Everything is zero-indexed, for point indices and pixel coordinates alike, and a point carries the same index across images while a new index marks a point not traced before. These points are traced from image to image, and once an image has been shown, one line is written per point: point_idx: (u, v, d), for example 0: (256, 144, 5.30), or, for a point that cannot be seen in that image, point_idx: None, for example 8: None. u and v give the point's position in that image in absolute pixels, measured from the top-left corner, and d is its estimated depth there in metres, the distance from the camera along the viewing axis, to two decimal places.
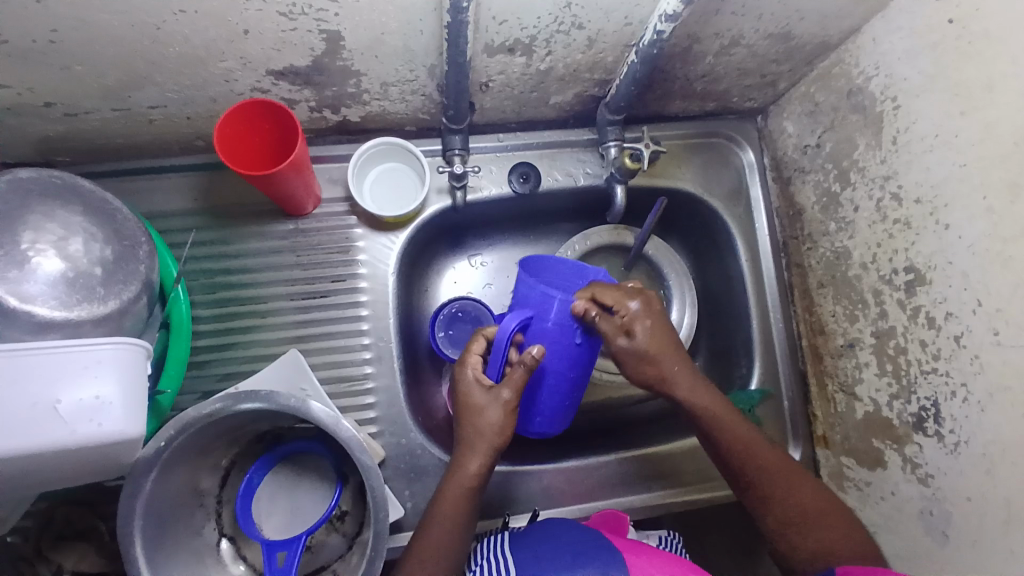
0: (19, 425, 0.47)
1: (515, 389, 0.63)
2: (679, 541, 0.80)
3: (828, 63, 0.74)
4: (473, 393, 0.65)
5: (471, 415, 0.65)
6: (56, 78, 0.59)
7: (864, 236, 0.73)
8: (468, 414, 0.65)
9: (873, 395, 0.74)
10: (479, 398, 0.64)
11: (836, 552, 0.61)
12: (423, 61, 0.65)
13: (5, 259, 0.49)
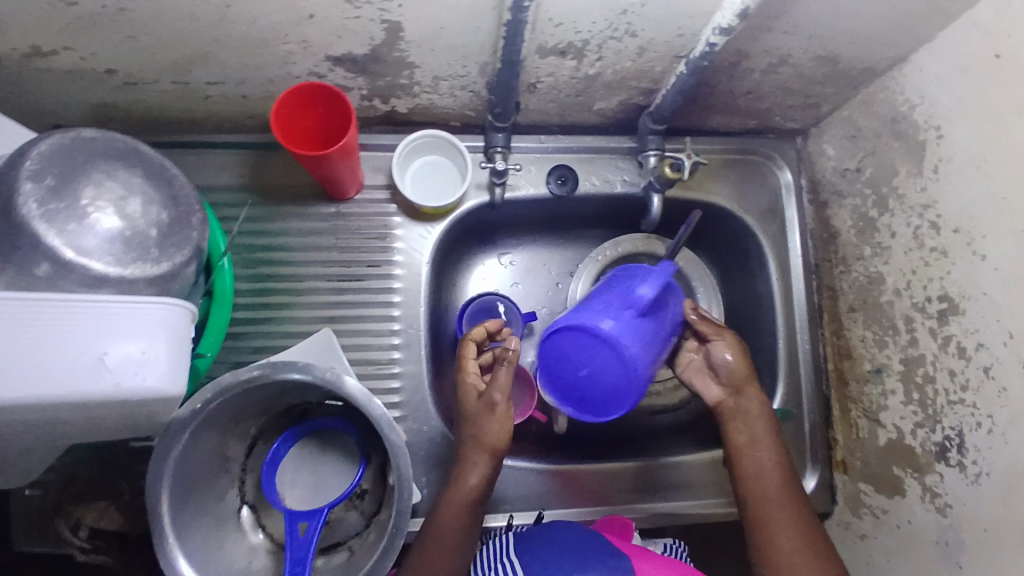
0: (66, 373, 0.48)
1: (504, 390, 0.67)
2: (684, 550, 0.81)
3: (872, 88, 0.75)
4: (466, 402, 0.69)
5: (471, 427, 0.67)
6: (124, 48, 0.62)
7: (898, 262, 0.73)
8: (468, 424, 0.68)
9: (897, 422, 0.73)
10: (469, 407, 0.68)
11: None
12: (476, 57, 0.67)
13: (66, 213, 0.51)
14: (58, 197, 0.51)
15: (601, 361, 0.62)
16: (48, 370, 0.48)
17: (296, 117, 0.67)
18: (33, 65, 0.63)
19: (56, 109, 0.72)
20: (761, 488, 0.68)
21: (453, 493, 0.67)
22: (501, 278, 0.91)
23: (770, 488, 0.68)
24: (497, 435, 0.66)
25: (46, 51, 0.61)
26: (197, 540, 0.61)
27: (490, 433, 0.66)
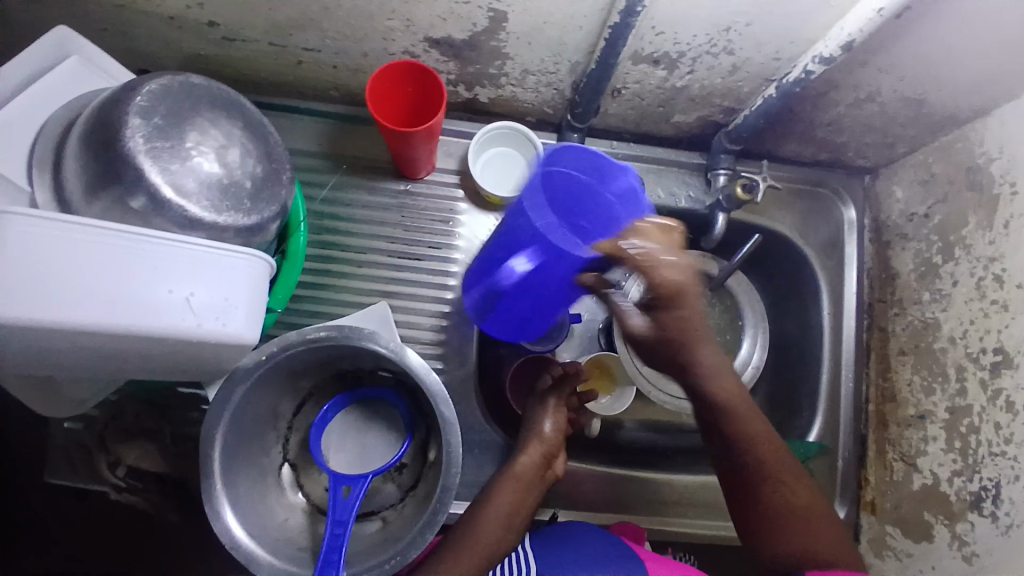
0: (155, 310, 0.50)
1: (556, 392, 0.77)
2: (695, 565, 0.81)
3: (950, 136, 0.75)
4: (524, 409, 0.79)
5: (528, 424, 0.75)
6: (233, 3, 0.63)
7: (958, 310, 0.73)
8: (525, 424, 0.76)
9: (935, 469, 0.73)
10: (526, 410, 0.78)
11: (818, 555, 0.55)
12: (570, 56, 0.68)
13: (170, 153, 0.52)
14: (163, 136, 0.53)
15: (548, 286, 0.60)
16: (136, 304, 0.49)
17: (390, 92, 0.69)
18: (141, 8, 0.65)
19: (150, 54, 0.74)
20: (749, 451, 0.58)
21: (504, 474, 0.70)
22: None
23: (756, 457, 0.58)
24: (550, 429, 0.74)
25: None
26: (241, 488, 0.62)
27: (545, 428, 0.74)
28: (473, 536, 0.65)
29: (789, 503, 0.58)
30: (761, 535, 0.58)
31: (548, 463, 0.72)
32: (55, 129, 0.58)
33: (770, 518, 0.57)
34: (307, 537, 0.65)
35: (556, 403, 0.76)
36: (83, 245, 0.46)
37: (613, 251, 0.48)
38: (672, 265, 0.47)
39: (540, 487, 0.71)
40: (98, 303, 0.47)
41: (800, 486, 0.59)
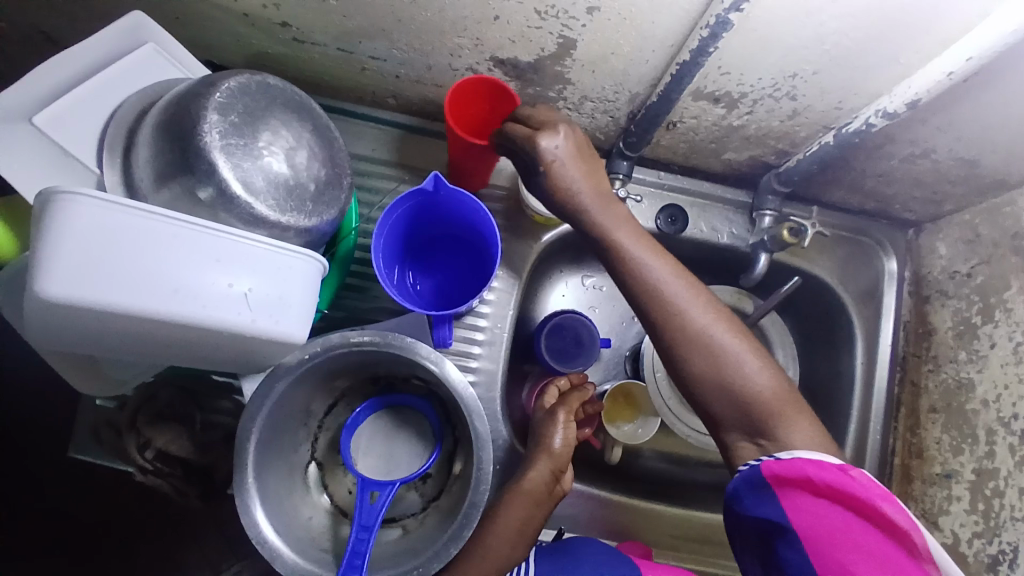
0: (213, 302, 0.50)
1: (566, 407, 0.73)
2: None
3: (1000, 199, 0.75)
4: (535, 417, 0.75)
5: (537, 437, 0.72)
6: (308, 7, 0.65)
7: (993, 373, 0.72)
8: (536, 434, 0.73)
9: (956, 529, 0.73)
10: (538, 420, 0.74)
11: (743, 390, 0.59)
12: (631, 87, 0.69)
13: (243, 150, 0.54)
14: (238, 133, 0.54)
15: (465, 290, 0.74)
16: (196, 295, 0.49)
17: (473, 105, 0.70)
18: (218, 2, 0.67)
19: (220, 46, 0.75)
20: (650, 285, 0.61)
21: (511, 487, 0.68)
22: (580, 297, 0.94)
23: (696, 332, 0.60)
24: (559, 443, 0.70)
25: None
26: (271, 483, 0.63)
27: (555, 442, 0.70)
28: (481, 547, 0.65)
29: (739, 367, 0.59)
30: (725, 415, 0.60)
31: (558, 478, 0.69)
32: (129, 114, 0.59)
33: (729, 395, 0.59)
34: (330, 539, 0.66)
35: (568, 416, 0.72)
36: (150, 234, 0.47)
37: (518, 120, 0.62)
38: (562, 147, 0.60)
39: (549, 501, 0.68)
40: (157, 291, 0.48)
41: (733, 330, 0.61)
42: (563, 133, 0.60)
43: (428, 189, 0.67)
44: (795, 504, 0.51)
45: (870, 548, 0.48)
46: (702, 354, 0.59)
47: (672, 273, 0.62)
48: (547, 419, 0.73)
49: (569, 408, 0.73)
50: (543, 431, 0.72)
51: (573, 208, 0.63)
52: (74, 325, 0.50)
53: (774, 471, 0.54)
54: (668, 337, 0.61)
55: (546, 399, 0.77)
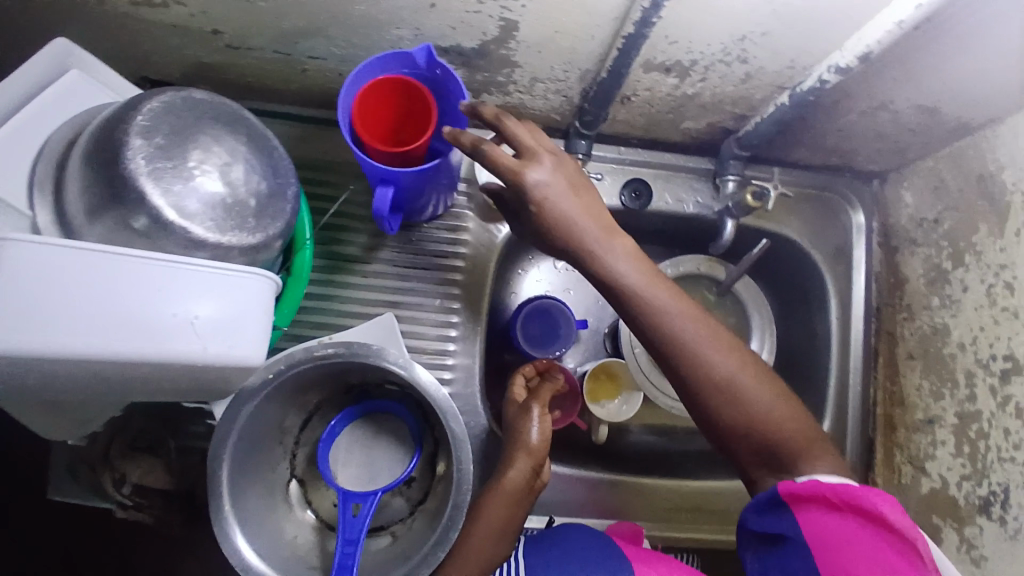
0: (158, 336, 0.48)
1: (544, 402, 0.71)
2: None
3: (963, 143, 0.74)
4: (508, 414, 0.73)
5: (510, 435, 0.70)
6: (238, 12, 0.62)
7: (967, 317, 0.72)
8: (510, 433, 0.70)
9: (943, 473, 0.73)
10: (511, 417, 0.72)
11: (773, 432, 0.58)
12: (580, 64, 0.67)
13: (173, 173, 0.52)
14: (165, 155, 0.52)
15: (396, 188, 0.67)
16: (144, 330, 0.47)
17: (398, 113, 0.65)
18: (143, 15, 0.63)
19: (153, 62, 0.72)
20: (670, 326, 0.59)
21: (492, 485, 0.66)
22: (554, 280, 0.93)
23: (700, 362, 0.59)
24: (536, 438, 0.68)
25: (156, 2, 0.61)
26: (251, 506, 0.62)
27: (532, 436, 0.68)
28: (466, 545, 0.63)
29: (745, 396, 0.59)
30: (736, 443, 0.60)
31: (536, 479, 0.67)
32: (57, 147, 0.56)
33: (740, 417, 0.59)
34: (319, 555, 0.64)
35: (541, 410, 0.70)
36: (88, 271, 0.45)
37: (517, 126, 0.61)
38: (539, 160, 0.60)
39: (527, 500, 0.66)
40: (102, 330, 0.45)
41: (759, 372, 0.60)
42: (538, 165, 0.60)
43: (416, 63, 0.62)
44: (807, 517, 0.53)
45: (880, 557, 0.50)
46: (705, 383, 0.59)
47: (685, 301, 0.61)
48: (520, 413, 0.70)
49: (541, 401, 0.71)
50: (516, 427, 0.70)
51: (571, 249, 0.61)
52: (19, 373, 0.47)
53: (791, 491, 0.55)
54: (679, 371, 0.60)
55: (517, 388, 0.75)
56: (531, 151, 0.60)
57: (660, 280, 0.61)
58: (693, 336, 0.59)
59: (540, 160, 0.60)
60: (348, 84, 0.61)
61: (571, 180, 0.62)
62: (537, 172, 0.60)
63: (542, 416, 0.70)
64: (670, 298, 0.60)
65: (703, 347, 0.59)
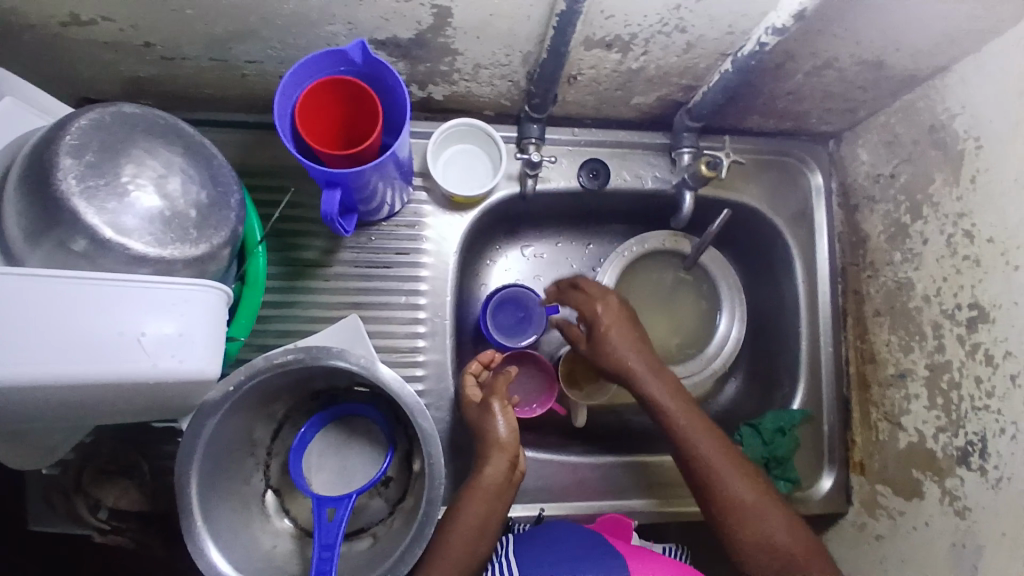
0: (105, 355, 0.47)
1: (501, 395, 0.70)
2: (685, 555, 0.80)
3: (913, 96, 0.74)
4: (470, 416, 0.71)
5: (480, 433, 0.69)
6: (167, 21, 0.60)
7: (929, 269, 0.73)
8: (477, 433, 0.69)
9: (919, 426, 0.73)
10: (474, 418, 0.70)
11: (786, 550, 0.64)
12: (521, 47, 0.66)
13: (107, 190, 0.51)
14: (97, 173, 0.51)
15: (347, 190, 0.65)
16: (90, 350, 0.46)
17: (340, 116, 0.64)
18: (76, 36, 0.62)
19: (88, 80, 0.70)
20: (692, 439, 0.69)
21: (468, 486, 0.65)
22: (523, 269, 0.92)
23: (717, 472, 0.67)
24: (505, 432, 0.67)
25: (85, 20, 0.60)
26: (223, 520, 0.62)
27: (500, 432, 0.67)
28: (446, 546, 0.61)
29: (767, 517, 0.65)
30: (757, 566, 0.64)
31: (513, 474, 0.66)
32: None
33: (759, 532, 0.65)
34: (297, 562, 0.64)
35: (503, 403, 0.69)
36: (22, 297, 0.43)
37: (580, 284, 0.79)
38: (599, 302, 0.76)
39: (507, 496, 0.65)
40: (47, 354, 0.44)
41: (774, 501, 0.66)
42: (592, 309, 0.76)
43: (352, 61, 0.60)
44: None
45: None
46: (723, 495, 0.67)
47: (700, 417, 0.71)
48: (484, 409, 0.69)
49: (501, 395, 0.70)
50: (482, 423, 0.69)
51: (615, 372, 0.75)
52: None
53: None
54: (703, 482, 0.68)
55: (471, 388, 0.74)
56: (599, 300, 0.77)
57: (681, 397, 0.72)
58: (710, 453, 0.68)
59: (598, 305, 0.76)
60: (287, 86, 0.59)
61: (625, 317, 0.77)
62: (597, 311, 0.76)
63: (507, 409, 0.69)
64: (698, 421, 0.70)
65: (722, 468, 0.67)
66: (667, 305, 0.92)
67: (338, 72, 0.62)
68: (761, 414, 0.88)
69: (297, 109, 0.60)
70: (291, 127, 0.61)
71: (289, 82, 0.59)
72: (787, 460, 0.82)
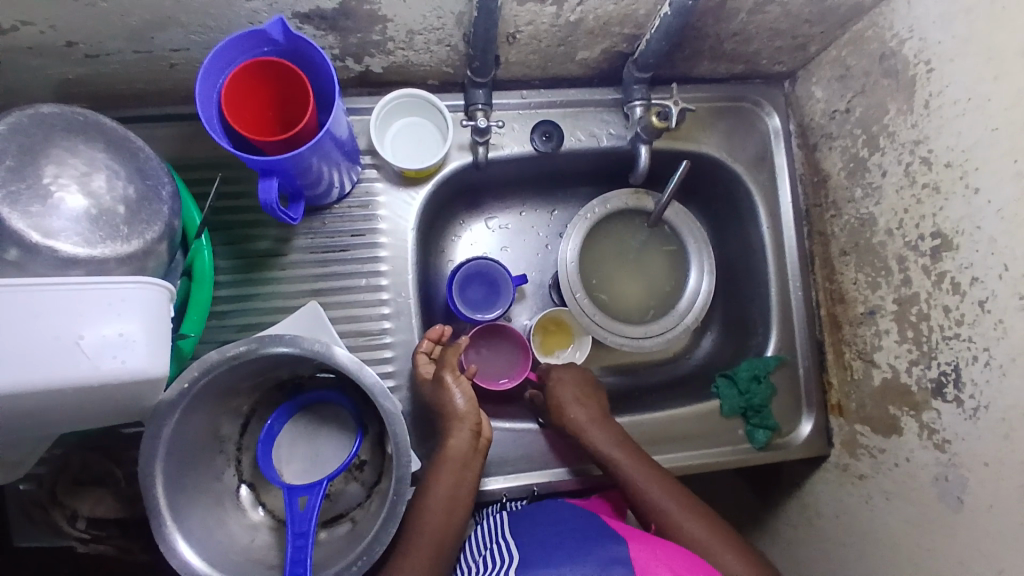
0: (40, 361, 0.43)
1: (450, 368, 0.70)
2: None
3: (861, 26, 0.72)
4: (426, 392, 0.72)
5: (438, 406, 0.70)
6: (79, 15, 0.57)
7: (890, 201, 0.72)
8: (435, 407, 0.71)
9: (892, 361, 0.73)
10: (428, 394, 0.71)
11: None
12: (451, 7, 0.64)
13: (29, 193, 0.49)
14: (17, 177, 0.49)
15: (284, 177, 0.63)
16: (22, 356, 0.42)
17: (265, 93, 0.62)
18: None
19: (17, 95, 0.67)
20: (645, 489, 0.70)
21: (436, 459, 0.67)
22: (488, 241, 0.91)
23: (669, 518, 0.68)
24: (462, 402, 0.69)
25: (4, 27, 0.57)
26: (193, 517, 0.62)
27: (457, 403, 0.69)
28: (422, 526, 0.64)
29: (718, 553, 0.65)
30: None
31: (478, 445, 0.68)
32: None
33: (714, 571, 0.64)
34: (274, 552, 0.65)
35: (455, 374, 0.70)
36: None
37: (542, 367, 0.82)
38: (559, 377, 0.79)
39: (475, 464, 0.68)
40: None
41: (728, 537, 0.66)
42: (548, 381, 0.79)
43: (274, 36, 0.58)
44: None
45: None
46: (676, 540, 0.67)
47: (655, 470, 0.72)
48: (437, 384, 0.70)
49: (451, 366, 0.70)
50: (441, 398, 0.70)
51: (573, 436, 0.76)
52: None
53: None
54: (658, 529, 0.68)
55: (422, 366, 0.73)
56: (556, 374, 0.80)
57: (634, 452, 0.73)
58: (663, 502, 0.69)
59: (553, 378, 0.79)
60: (207, 69, 0.56)
61: (582, 386, 0.79)
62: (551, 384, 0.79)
63: (459, 380, 0.70)
64: (649, 473, 0.71)
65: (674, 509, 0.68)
66: (638, 263, 0.91)
67: (262, 53, 0.60)
68: (736, 364, 0.87)
69: (222, 96, 0.58)
70: (217, 112, 0.59)
71: (210, 69, 0.57)
72: (764, 407, 0.82)
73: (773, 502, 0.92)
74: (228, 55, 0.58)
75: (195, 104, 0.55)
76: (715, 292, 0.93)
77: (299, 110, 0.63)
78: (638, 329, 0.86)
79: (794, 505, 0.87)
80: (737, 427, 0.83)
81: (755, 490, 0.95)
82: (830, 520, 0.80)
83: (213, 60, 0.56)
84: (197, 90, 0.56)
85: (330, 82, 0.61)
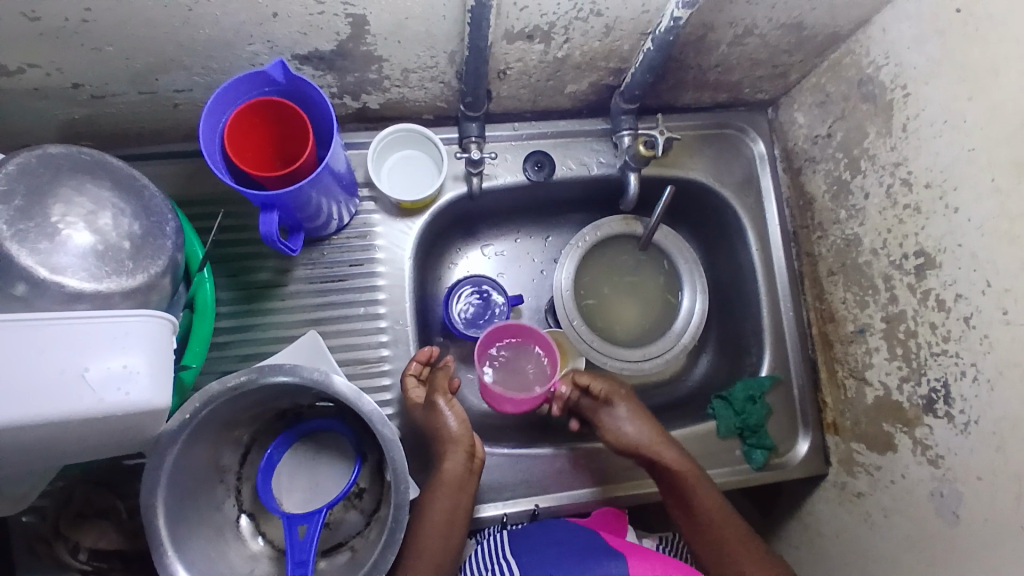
0: (46, 394, 0.44)
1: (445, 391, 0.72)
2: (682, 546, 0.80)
3: (838, 53, 0.75)
4: (417, 418, 0.73)
5: (432, 431, 0.71)
6: (86, 60, 0.60)
7: (874, 222, 0.74)
8: (429, 431, 0.72)
9: (883, 379, 0.74)
10: (421, 418, 0.72)
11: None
12: (444, 47, 0.67)
13: (37, 231, 0.51)
14: (26, 216, 0.51)
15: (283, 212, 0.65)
16: (29, 391, 0.44)
17: (265, 130, 0.65)
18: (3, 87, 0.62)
19: (25, 135, 0.70)
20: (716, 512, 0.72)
21: (431, 483, 0.68)
22: (484, 268, 0.93)
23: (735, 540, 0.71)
24: (455, 425, 0.70)
25: (11, 69, 0.60)
26: (195, 549, 0.63)
27: (451, 425, 0.70)
28: (420, 547, 0.66)
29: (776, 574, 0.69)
30: None
31: (473, 468, 0.69)
32: None
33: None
34: None
35: (448, 398, 0.72)
36: None
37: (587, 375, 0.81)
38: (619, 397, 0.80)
39: (472, 485, 0.69)
40: None
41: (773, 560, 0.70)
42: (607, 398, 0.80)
43: (274, 78, 0.61)
44: None
45: None
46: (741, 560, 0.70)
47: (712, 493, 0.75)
48: (431, 408, 0.71)
49: (444, 390, 0.72)
50: (435, 423, 0.71)
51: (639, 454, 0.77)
52: None
53: None
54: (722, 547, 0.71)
55: (413, 391, 0.74)
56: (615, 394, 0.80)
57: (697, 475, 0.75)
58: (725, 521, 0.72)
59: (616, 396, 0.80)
60: (210, 108, 0.59)
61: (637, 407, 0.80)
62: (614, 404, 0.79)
63: (455, 404, 0.72)
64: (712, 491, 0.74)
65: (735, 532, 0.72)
66: (632, 287, 0.92)
67: (262, 94, 0.62)
68: (732, 384, 0.88)
69: (225, 134, 0.60)
70: (219, 150, 0.61)
71: (213, 108, 0.59)
72: (760, 428, 0.83)
73: (774, 523, 0.92)
74: (231, 94, 0.60)
75: (200, 141, 0.57)
76: (709, 314, 0.94)
77: (298, 147, 0.66)
78: (635, 353, 0.87)
79: (795, 525, 0.87)
80: (734, 448, 0.83)
81: (757, 511, 0.95)
82: (831, 540, 0.80)
83: (215, 101, 0.59)
84: (201, 128, 0.58)
85: (328, 119, 0.63)
